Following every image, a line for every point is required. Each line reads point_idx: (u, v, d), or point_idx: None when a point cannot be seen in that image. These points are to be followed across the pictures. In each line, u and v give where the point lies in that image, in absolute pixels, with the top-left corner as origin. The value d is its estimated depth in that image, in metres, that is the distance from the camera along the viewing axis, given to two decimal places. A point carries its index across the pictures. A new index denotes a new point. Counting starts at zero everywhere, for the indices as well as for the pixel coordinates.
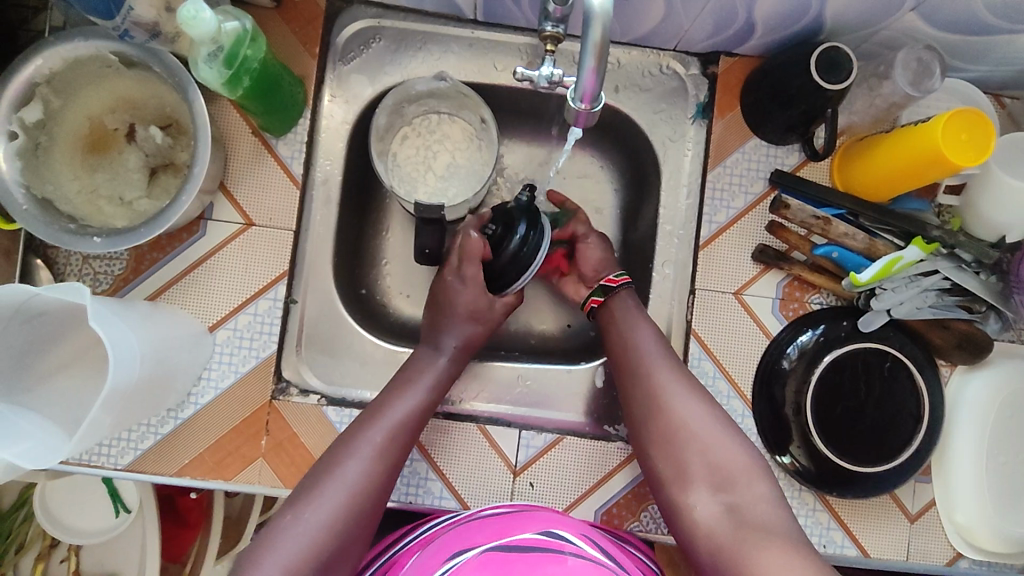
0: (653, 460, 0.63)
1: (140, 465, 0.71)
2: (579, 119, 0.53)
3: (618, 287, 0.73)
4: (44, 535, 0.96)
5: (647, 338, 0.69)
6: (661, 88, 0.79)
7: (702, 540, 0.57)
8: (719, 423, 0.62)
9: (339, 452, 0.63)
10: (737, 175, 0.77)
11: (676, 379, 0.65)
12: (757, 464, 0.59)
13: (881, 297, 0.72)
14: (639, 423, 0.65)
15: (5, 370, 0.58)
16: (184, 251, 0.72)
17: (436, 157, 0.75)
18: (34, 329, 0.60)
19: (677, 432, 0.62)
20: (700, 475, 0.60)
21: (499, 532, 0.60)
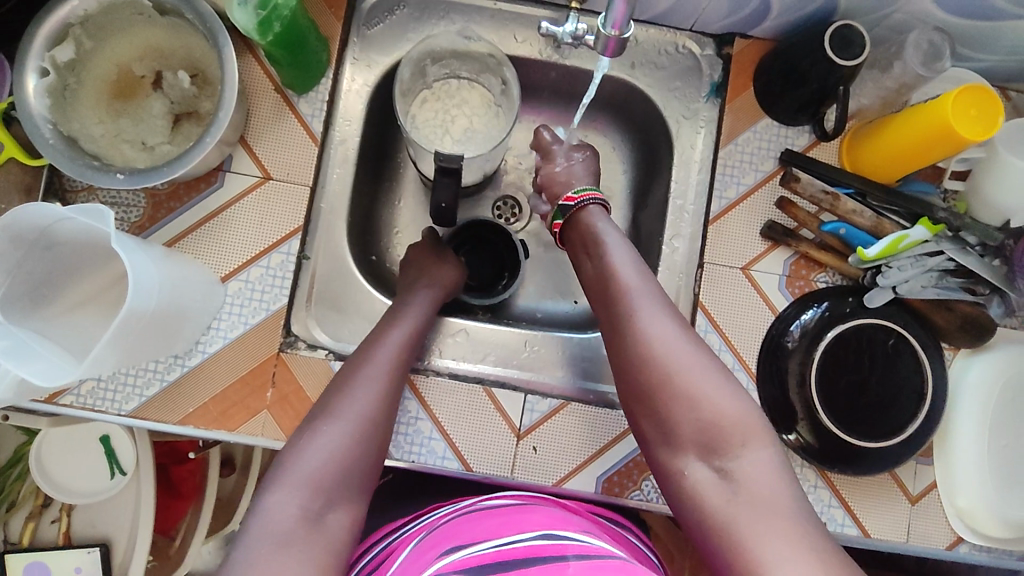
0: (640, 417, 0.58)
1: (144, 412, 0.71)
2: (607, 49, 0.56)
3: (579, 205, 0.71)
4: (37, 493, 0.95)
5: (630, 274, 0.63)
6: (676, 67, 0.81)
7: (692, 505, 0.54)
8: (711, 375, 0.56)
9: (357, 362, 0.65)
10: (749, 153, 0.78)
11: (666, 324, 0.59)
12: (754, 423, 0.54)
13: (887, 274, 0.73)
14: (625, 372, 0.59)
15: (25, 295, 0.59)
16: (201, 201, 0.73)
17: (454, 120, 0.76)
18: (55, 259, 0.60)
19: (665, 390, 0.56)
20: (689, 435, 0.55)
21: (498, 524, 0.60)
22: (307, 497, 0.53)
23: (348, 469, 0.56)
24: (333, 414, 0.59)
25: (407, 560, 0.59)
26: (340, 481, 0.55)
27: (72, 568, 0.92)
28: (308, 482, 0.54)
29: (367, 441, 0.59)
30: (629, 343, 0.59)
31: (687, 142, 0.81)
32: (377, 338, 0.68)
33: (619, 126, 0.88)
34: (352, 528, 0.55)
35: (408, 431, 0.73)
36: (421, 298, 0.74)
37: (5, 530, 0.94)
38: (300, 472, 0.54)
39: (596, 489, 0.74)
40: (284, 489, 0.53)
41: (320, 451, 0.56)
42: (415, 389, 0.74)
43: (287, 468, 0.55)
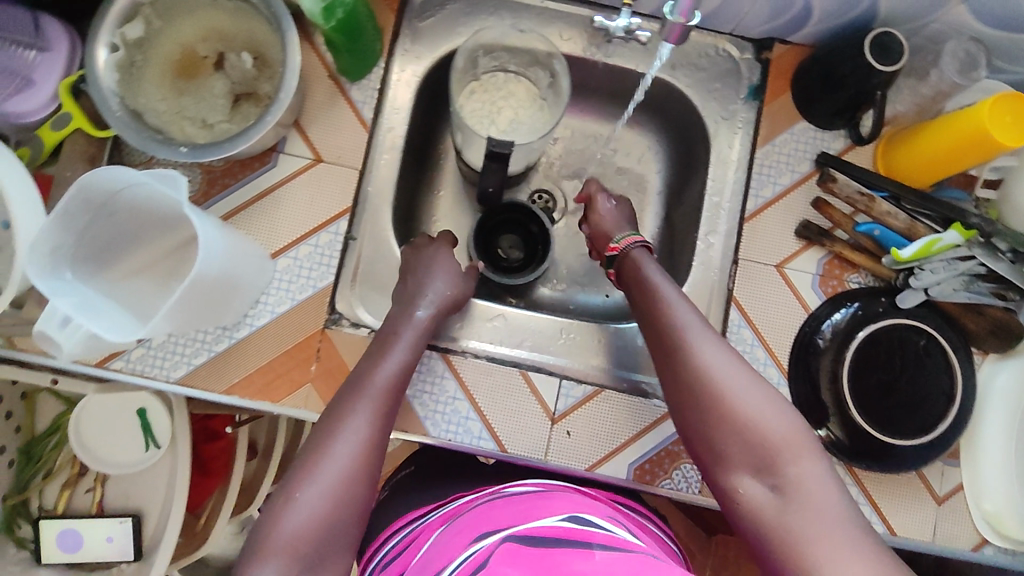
0: (691, 439, 0.59)
1: (191, 380, 0.73)
2: (673, 34, 0.61)
3: (625, 248, 0.72)
4: (73, 463, 0.97)
5: (676, 300, 0.64)
6: (716, 69, 0.83)
7: (748, 522, 0.54)
8: (758, 395, 0.57)
9: (343, 406, 0.60)
10: (786, 154, 0.80)
11: (713, 347, 0.60)
12: (802, 439, 0.55)
13: (919, 276, 0.75)
14: (675, 396, 0.60)
15: (91, 256, 0.61)
16: (254, 179, 0.76)
17: (500, 111, 0.78)
18: (117, 225, 0.62)
19: (716, 410, 0.57)
20: (740, 454, 0.55)
21: (523, 510, 0.59)
22: (285, 564, 0.51)
23: (331, 532, 0.54)
24: (309, 479, 0.55)
25: (433, 546, 0.59)
26: (325, 544, 0.53)
27: (103, 537, 0.95)
28: (292, 548, 0.52)
29: (351, 499, 0.55)
30: (678, 367, 0.60)
31: (724, 142, 0.82)
32: (365, 380, 0.62)
33: (657, 125, 0.91)
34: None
35: (446, 410, 0.76)
36: (409, 326, 0.69)
37: (41, 498, 0.97)
38: (282, 536, 0.52)
39: (627, 476, 0.75)
40: (268, 559, 0.51)
41: (300, 516, 0.53)
42: (454, 369, 0.77)
43: (269, 535, 0.53)
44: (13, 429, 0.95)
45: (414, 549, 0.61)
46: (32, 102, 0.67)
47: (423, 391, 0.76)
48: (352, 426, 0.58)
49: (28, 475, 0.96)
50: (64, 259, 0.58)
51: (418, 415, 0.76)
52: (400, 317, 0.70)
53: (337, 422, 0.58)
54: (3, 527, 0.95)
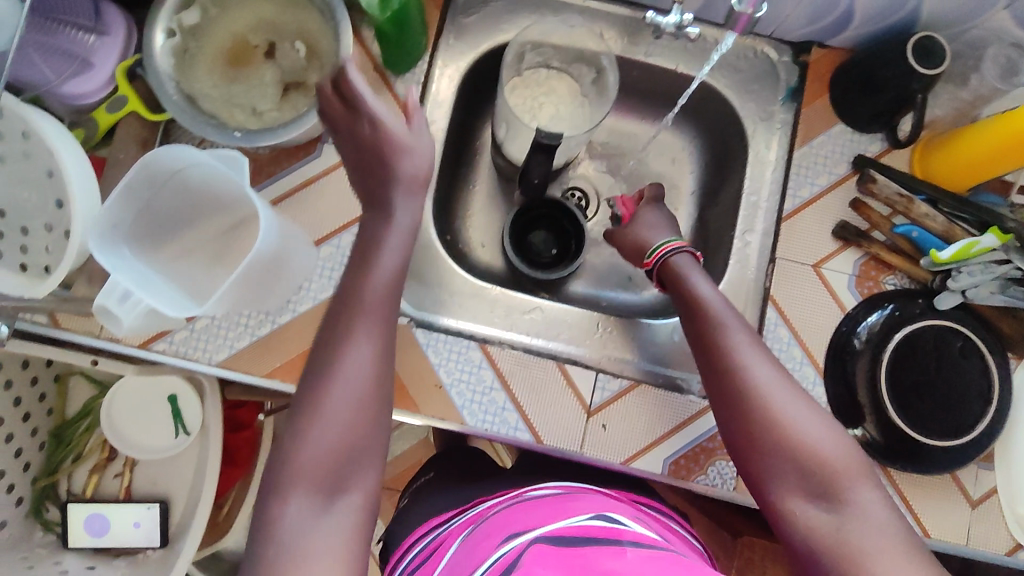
0: (746, 461, 0.60)
1: (233, 363, 0.74)
2: (743, 20, 0.69)
3: (663, 258, 0.70)
4: (103, 447, 0.97)
5: (728, 319, 0.64)
6: (754, 71, 0.84)
7: (802, 543, 0.55)
8: (816, 422, 0.58)
9: (340, 331, 0.57)
10: (823, 155, 0.81)
11: (767, 371, 0.60)
12: (859, 465, 0.56)
13: (958, 278, 0.75)
14: (729, 417, 0.61)
15: (150, 227, 0.62)
16: (300, 168, 0.77)
17: (542, 107, 0.79)
18: (177, 201, 0.64)
19: (772, 433, 0.58)
20: (796, 478, 0.56)
21: (550, 512, 0.59)
22: (306, 494, 0.52)
23: (352, 456, 0.54)
24: (320, 413, 0.54)
25: (453, 560, 0.58)
26: (344, 469, 0.54)
27: (130, 523, 0.95)
28: (313, 480, 0.52)
29: (364, 424, 0.55)
30: (734, 390, 0.60)
31: (762, 142, 0.83)
32: (355, 298, 0.58)
33: (692, 125, 0.92)
34: (366, 506, 0.54)
35: (483, 400, 0.76)
36: (394, 232, 0.61)
37: (70, 481, 0.97)
38: (301, 466, 0.53)
39: (662, 471, 0.75)
40: (290, 492, 0.52)
41: (320, 445, 0.53)
42: (492, 359, 0.77)
43: (288, 470, 0.53)
44: (45, 412, 0.94)
45: (435, 562, 0.60)
46: (88, 84, 0.68)
47: (461, 380, 0.77)
48: (353, 355, 0.56)
49: (57, 459, 0.96)
50: (122, 235, 0.59)
51: (455, 404, 0.76)
52: (377, 222, 0.62)
53: (336, 351, 0.56)
54: (31, 510, 0.95)
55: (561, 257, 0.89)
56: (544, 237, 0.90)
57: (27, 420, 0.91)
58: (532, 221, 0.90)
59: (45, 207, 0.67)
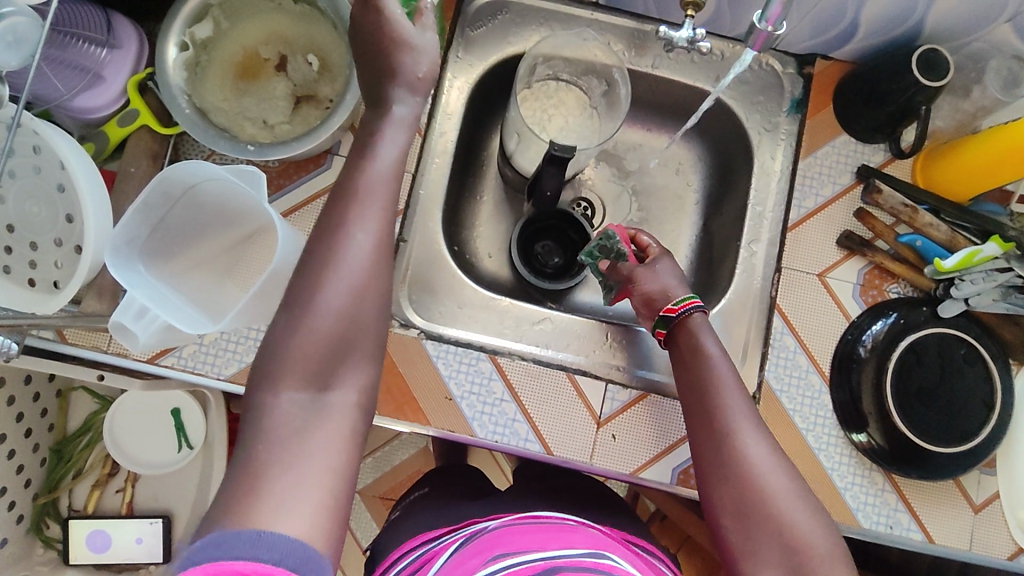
0: (726, 532, 0.58)
1: (241, 377, 0.74)
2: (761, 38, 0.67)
3: (680, 316, 0.71)
4: (105, 463, 0.96)
5: (731, 388, 0.64)
6: (759, 82, 0.85)
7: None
8: (801, 502, 0.58)
9: (338, 214, 0.52)
10: (827, 166, 0.82)
11: (762, 446, 0.61)
12: (838, 554, 0.55)
13: (961, 286, 0.76)
14: (716, 484, 0.60)
15: (165, 240, 0.63)
16: (308, 181, 0.76)
17: (551, 119, 0.79)
18: (194, 216, 0.65)
19: (758, 507, 0.57)
20: (775, 555, 0.55)
21: (542, 538, 0.58)
22: (298, 385, 0.48)
23: (346, 345, 0.50)
24: (317, 298, 0.49)
25: (445, 569, 0.58)
26: (336, 360, 0.50)
27: (133, 539, 0.95)
28: (305, 364, 0.48)
29: (364, 308, 0.51)
30: (726, 458, 0.60)
31: (767, 153, 0.84)
32: (352, 180, 0.53)
33: (696, 135, 0.92)
34: (361, 406, 0.50)
35: (493, 411, 0.76)
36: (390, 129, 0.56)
37: (71, 497, 0.96)
38: (294, 354, 0.48)
39: (671, 480, 0.76)
40: (281, 382, 0.48)
41: (316, 329, 0.49)
42: (501, 371, 0.77)
43: (278, 357, 0.49)
44: (47, 427, 0.93)
45: None
46: (98, 99, 0.68)
47: (471, 392, 0.76)
48: (355, 239, 0.51)
49: (58, 475, 0.94)
50: (136, 251, 0.60)
51: (466, 416, 0.76)
52: (375, 116, 0.57)
53: (340, 233, 0.51)
54: (31, 528, 0.93)
55: (567, 269, 0.89)
56: (550, 249, 0.90)
57: (29, 436, 0.89)
58: (538, 232, 0.90)
59: (55, 219, 0.67)
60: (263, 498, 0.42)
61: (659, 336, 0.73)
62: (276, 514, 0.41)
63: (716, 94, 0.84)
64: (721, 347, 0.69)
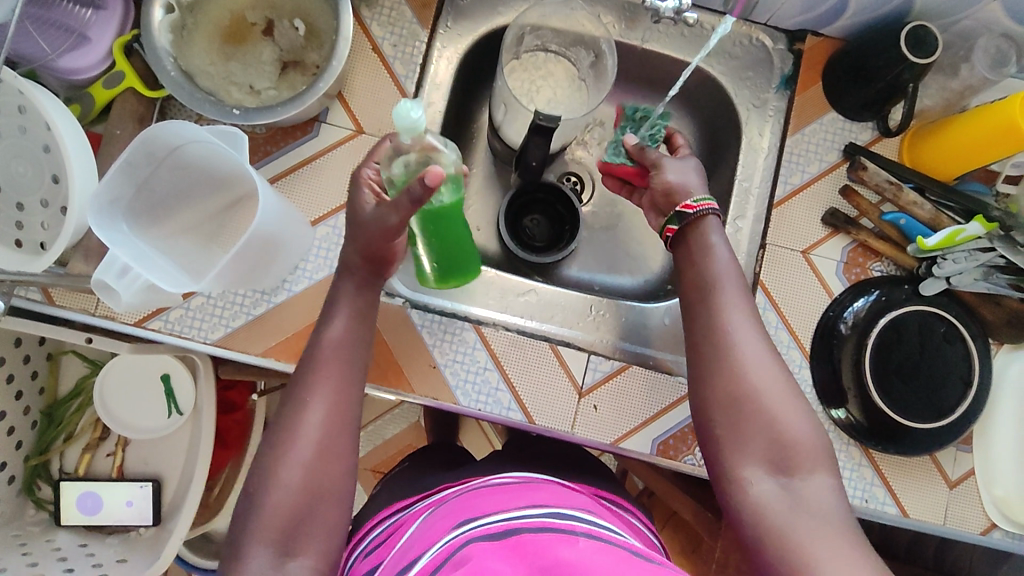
0: (715, 424, 0.61)
1: (228, 342, 0.74)
2: None
3: (696, 214, 0.68)
4: (95, 426, 0.97)
5: (733, 288, 0.65)
6: (749, 58, 0.85)
7: (749, 512, 0.57)
8: (792, 399, 0.60)
9: (303, 388, 0.61)
10: (815, 143, 0.83)
11: (755, 345, 0.62)
12: (823, 451, 0.59)
13: (942, 265, 0.77)
14: (708, 380, 0.62)
15: (145, 207, 0.64)
16: (296, 148, 0.76)
17: (539, 90, 0.79)
18: (176, 181, 0.66)
19: (748, 401, 0.60)
20: (760, 448, 0.58)
21: (506, 497, 0.59)
22: (265, 551, 0.54)
23: (305, 512, 0.55)
24: (276, 475, 0.56)
25: (414, 537, 0.59)
26: (299, 525, 0.55)
27: (123, 502, 0.95)
28: (271, 528, 0.54)
29: (324, 476, 0.57)
30: (723, 354, 0.62)
31: (755, 129, 0.84)
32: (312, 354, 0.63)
33: (686, 111, 0.92)
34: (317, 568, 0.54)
35: (477, 379, 0.77)
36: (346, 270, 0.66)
37: (62, 460, 0.97)
38: (258, 524, 0.55)
39: (651, 450, 0.77)
40: (250, 547, 0.54)
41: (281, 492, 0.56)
42: (486, 341, 0.78)
43: (250, 521, 0.55)
44: (37, 390, 0.94)
45: (391, 543, 0.60)
46: (84, 61, 0.68)
47: (455, 361, 0.77)
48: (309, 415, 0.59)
49: (48, 438, 0.95)
50: (120, 210, 0.61)
51: (449, 384, 0.77)
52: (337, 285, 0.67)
53: (293, 416, 0.59)
54: (23, 489, 0.95)
55: (551, 244, 0.89)
56: (538, 223, 0.90)
57: (20, 398, 0.91)
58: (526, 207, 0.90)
59: (42, 180, 0.67)
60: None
61: (669, 233, 0.70)
62: None
63: (694, 62, 0.84)
64: (727, 250, 0.68)
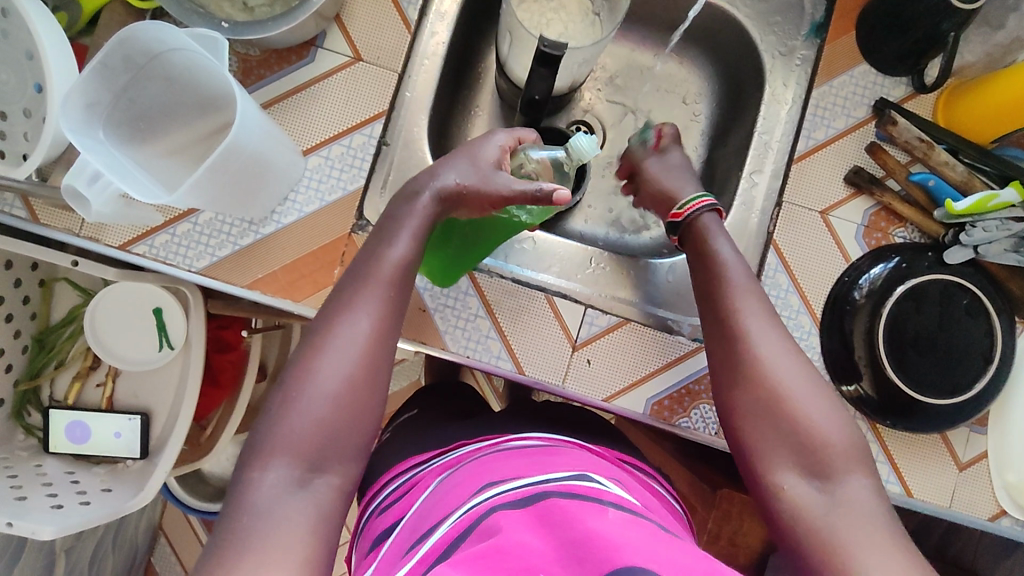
0: (742, 432, 0.58)
1: (213, 271, 0.72)
2: None
3: (686, 219, 0.68)
4: (86, 356, 0.97)
5: (747, 287, 0.62)
6: (778, 2, 0.80)
7: (787, 521, 0.54)
8: (821, 398, 0.57)
9: (333, 315, 0.56)
10: (842, 96, 0.77)
11: (775, 343, 0.59)
12: (858, 452, 0.55)
13: (970, 233, 0.71)
14: (727, 385, 0.59)
15: (128, 117, 0.61)
16: (291, 73, 0.73)
17: (549, 23, 0.74)
18: (166, 94, 0.63)
19: (773, 404, 0.56)
20: (791, 452, 0.55)
21: (527, 464, 0.57)
22: (288, 463, 0.50)
23: (340, 426, 0.52)
24: (297, 403, 0.52)
25: (433, 495, 0.57)
26: (325, 448, 0.51)
27: (112, 432, 0.94)
28: (294, 441, 0.50)
29: (347, 406, 0.53)
30: (741, 361, 0.59)
31: (780, 80, 0.80)
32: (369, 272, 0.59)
33: (708, 61, 0.88)
34: (345, 487, 0.51)
35: (467, 326, 0.74)
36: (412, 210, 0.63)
37: (53, 387, 0.97)
38: (286, 437, 0.51)
39: (644, 411, 0.74)
40: (269, 458, 0.50)
41: (304, 412, 0.52)
42: (478, 288, 0.75)
43: (275, 433, 0.51)
44: (29, 315, 0.94)
45: (413, 498, 0.60)
46: None
47: (446, 305, 0.74)
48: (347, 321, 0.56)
49: (40, 364, 0.95)
50: (99, 117, 0.58)
51: (439, 328, 0.74)
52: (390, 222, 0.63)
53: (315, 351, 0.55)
54: (13, 413, 0.95)
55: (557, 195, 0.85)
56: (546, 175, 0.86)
57: (9, 322, 0.90)
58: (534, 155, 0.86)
59: (24, 89, 0.65)
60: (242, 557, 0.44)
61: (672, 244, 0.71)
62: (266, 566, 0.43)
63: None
64: (733, 246, 0.66)
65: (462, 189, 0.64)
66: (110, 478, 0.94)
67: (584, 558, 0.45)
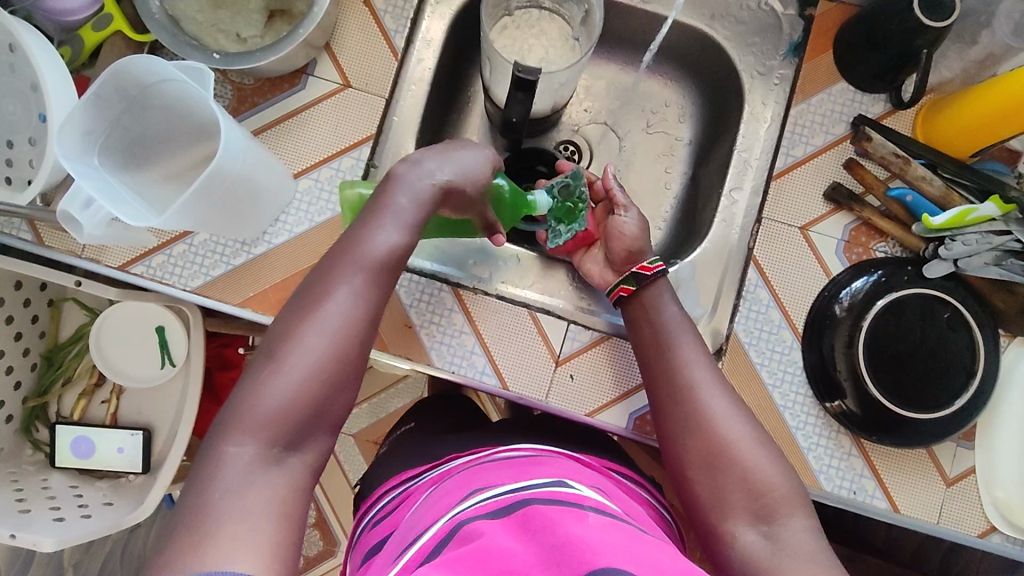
0: (693, 483, 0.60)
1: (207, 290, 0.74)
2: None
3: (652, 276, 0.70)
4: (92, 373, 1.00)
5: (690, 346, 0.66)
6: (756, 23, 0.82)
7: (739, 567, 0.55)
8: (765, 450, 0.59)
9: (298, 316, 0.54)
10: (820, 114, 0.78)
11: (723, 400, 0.62)
12: (799, 498, 0.57)
13: (950, 246, 0.71)
14: (678, 438, 0.62)
15: (123, 145, 0.65)
16: (283, 100, 0.76)
17: (530, 48, 0.77)
18: (159, 121, 0.66)
19: (719, 455, 0.59)
20: (741, 501, 0.57)
21: (512, 473, 0.58)
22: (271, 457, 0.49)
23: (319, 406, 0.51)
24: (266, 393, 0.50)
25: (425, 502, 0.59)
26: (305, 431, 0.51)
27: (114, 448, 0.97)
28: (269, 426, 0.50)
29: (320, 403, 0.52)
30: (692, 413, 0.62)
31: (759, 98, 0.81)
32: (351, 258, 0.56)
33: (692, 81, 0.90)
34: (312, 467, 0.52)
35: (452, 342, 0.76)
36: (401, 186, 0.59)
37: (60, 404, 1.00)
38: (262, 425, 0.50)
39: (627, 425, 0.75)
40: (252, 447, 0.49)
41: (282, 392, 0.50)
42: (463, 303, 0.77)
43: (249, 406, 0.50)
44: (38, 334, 0.97)
45: (405, 511, 0.61)
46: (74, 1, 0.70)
47: (431, 321, 0.76)
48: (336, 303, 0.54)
49: (47, 380, 0.98)
50: (93, 144, 0.62)
51: (424, 345, 0.76)
52: None
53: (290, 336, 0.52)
54: (21, 428, 0.98)
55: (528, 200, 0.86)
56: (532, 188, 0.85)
57: (19, 340, 0.94)
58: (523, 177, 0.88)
59: (29, 118, 0.69)
60: (219, 541, 0.44)
61: (623, 293, 0.71)
62: (237, 553, 0.43)
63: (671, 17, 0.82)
64: (678, 307, 0.71)
65: (465, 190, 0.64)
66: (111, 493, 0.96)
67: (562, 561, 0.44)
